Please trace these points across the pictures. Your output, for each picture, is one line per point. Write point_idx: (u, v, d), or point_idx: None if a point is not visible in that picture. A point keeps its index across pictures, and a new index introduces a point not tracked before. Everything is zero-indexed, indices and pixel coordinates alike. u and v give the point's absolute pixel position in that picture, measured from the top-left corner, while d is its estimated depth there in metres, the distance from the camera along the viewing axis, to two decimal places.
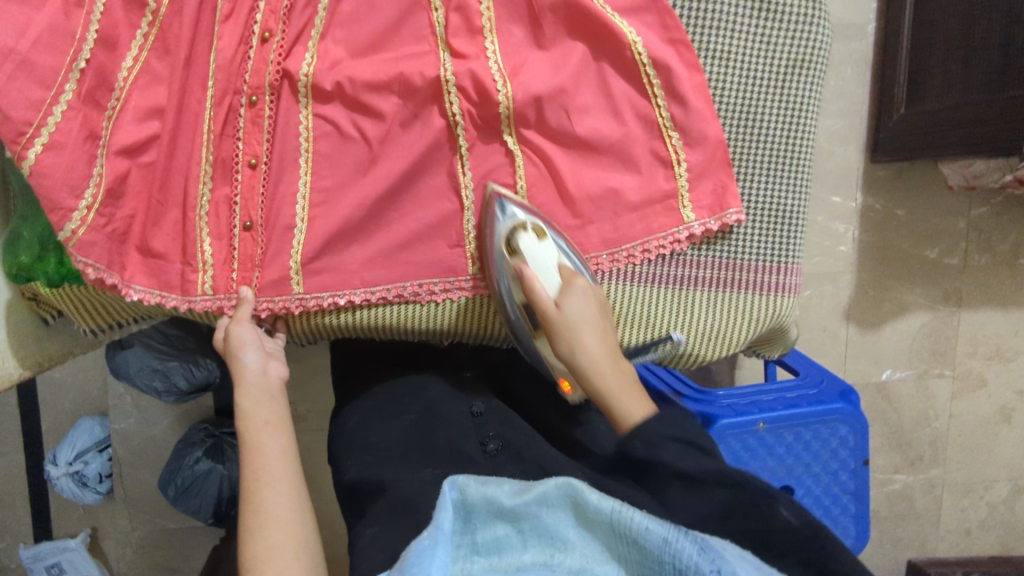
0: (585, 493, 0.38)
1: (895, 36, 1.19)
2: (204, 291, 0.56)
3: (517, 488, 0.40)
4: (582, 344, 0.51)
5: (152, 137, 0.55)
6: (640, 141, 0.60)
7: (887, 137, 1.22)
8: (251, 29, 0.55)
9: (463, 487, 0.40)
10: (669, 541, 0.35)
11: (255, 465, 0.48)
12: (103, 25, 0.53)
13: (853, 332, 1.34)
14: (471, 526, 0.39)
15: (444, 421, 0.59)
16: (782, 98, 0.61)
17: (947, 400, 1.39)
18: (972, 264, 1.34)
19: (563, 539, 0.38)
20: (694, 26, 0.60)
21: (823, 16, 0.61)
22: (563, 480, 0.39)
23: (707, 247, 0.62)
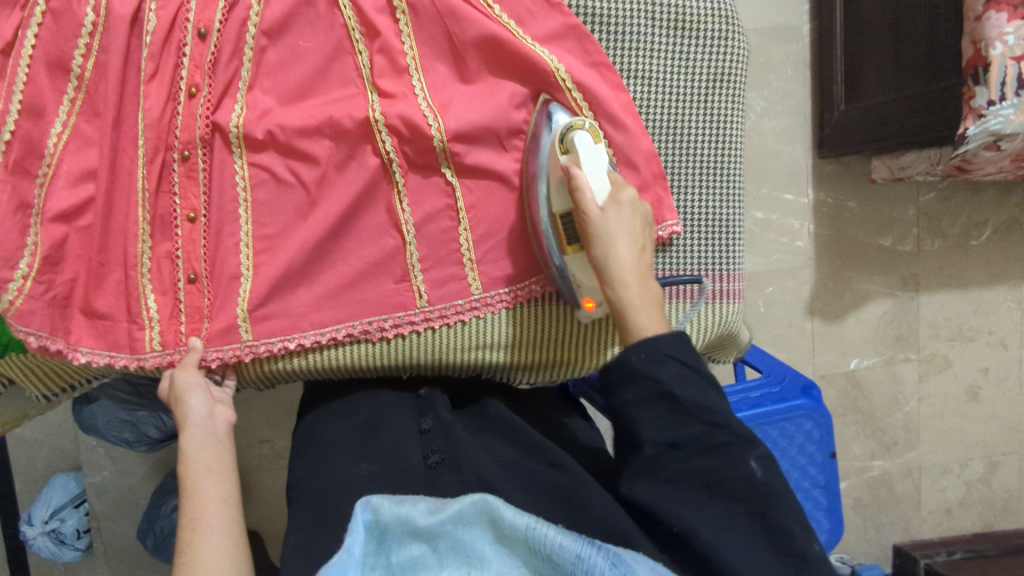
0: (501, 511, 0.42)
1: (829, 36, 1.23)
2: (153, 347, 0.57)
3: (433, 507, 0.43)
4: (617, 256, 0.53)
5: (87, 200, 0.56)
6: None
7: (831, 133, 1.26)
8: (177, 86, 0.56)
9: (377, 507, 0.42)
10: (581, 558, 0.40)
11: (192, 515, 0.50)
12: (27, 94, 0.54)
13: (818, 324, 1.37)
14: (386, 547, 0.42)
15: (388, 433, 0.59)
16: (707, 111, 0.64)
17: (915, 383, 1.42)
18: (925, 249, 1.38)
19: (478, 555, 0.42)
20: (614, 50, 0.62)
21: (737, 31, 0.64)
22: (479, 497, 0.43)
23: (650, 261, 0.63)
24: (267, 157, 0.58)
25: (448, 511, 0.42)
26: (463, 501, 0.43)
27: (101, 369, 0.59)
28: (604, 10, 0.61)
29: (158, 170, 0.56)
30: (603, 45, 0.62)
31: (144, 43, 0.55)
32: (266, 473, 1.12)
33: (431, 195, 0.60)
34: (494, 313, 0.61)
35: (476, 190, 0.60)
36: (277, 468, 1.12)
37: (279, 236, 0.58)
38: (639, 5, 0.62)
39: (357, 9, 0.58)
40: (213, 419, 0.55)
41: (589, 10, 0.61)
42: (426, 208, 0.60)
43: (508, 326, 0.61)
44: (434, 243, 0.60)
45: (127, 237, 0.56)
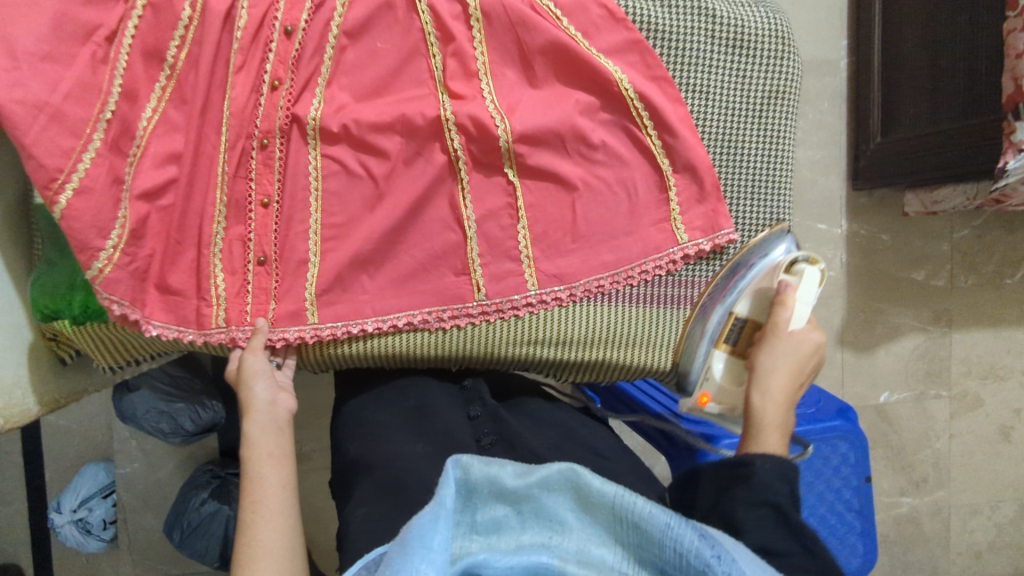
0: (587, 479, 0.42)
1: (867, 70, 1.25)
2: (219, 325, 0.59)
3: (520, 470, 0.43)
4: (775, 380, 0.58)
5: (171, 181, 0.59)
6: (634, 170, 0.63)
7: (867, 165, 1.28)
8: (262, 79, 0.59)
9: (466, 467, 0.43)
10: (671, 527, 0.41)
11: (253, 497, 0.52)
12: (125, 80, 0.57)
13: (848, 354, 1.37)
14: (471, 506, 0.43)
15: (439, 418, 0.61)
16: (761, 126, 0.66)
17: (946, 420, 1.40)
18: (958, 285, 1.37)
19: (561, 521, 0.43)
20: (675, 63, 0.64)
21: (791, 51, 0.66)
22: (566, 465, 0.43)
23: (698, 266, 0.65)
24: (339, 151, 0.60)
25: (538, 477, 0.43)
26: (549, 467, 0.43)
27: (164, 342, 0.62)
28: (666, 26, 0.64)
29: (237, 156, 0.59)
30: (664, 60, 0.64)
31: (234, 37, 0.59)
32: (294, 472, 1.13)
33: (492, 193, 0.62)
34: (547, 310, 0.63)
35: (535, 191, 0.62)
36: (305, 468, 1.13)
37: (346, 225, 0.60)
38: (699, 23, 0.64)
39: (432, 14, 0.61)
40: (274, 406, 0.57)
41: (650, 26, 0.64)
42: (487, 206, 0.62)
43: (560, 325, 0.64)
44: (493, 240, 0.62)
45: (204, 216, 0.59)
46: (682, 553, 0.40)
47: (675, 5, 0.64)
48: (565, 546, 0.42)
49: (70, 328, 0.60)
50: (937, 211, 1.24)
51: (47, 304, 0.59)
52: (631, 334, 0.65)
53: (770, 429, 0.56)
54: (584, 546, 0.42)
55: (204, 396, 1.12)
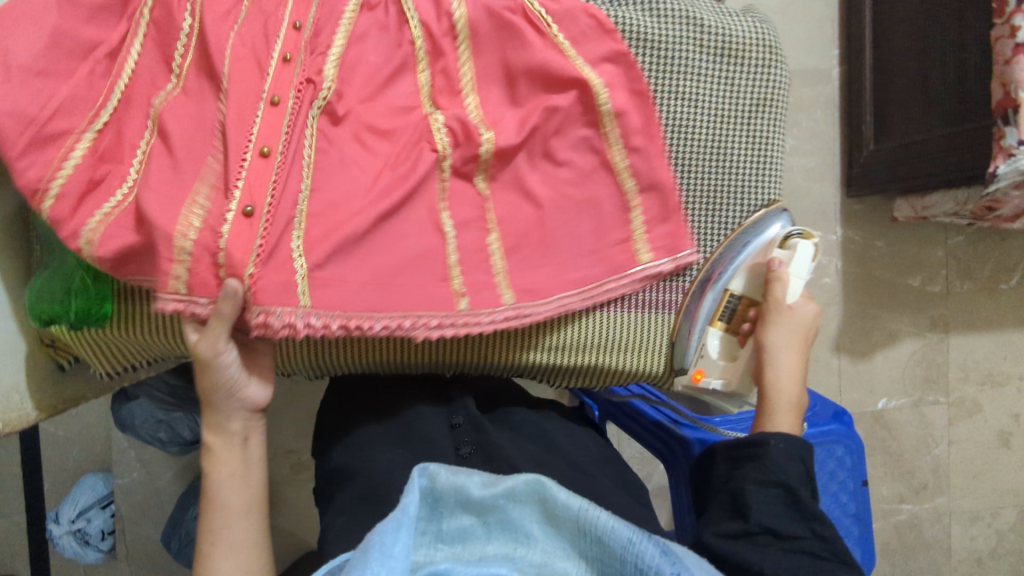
0: (554, 492, 0.43)
1: (858, 79, 1.27)
2: (176, 290, 0.52)
3: (487, 479, 0.44)
4: (784, 358, 0.64)
5: None
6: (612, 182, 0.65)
7: (860, 172, 1.29)
8: None
9: (433, 475, 0.44)
10: (632, 543, 0.41)
11: (213, 503, 0.55)
12: (124, 89, 0.58)
13: (845, 361, 1.37)
14: (437, 515, 0.44)
15: (422, 429, 0.61)
16: (749, 133, 0.67)
17: (944, 426, 1.40)
18: (953, 290, 1.38)
19: (526, 533, 0.43)
20: (664, 71, 0.66)
21: (778, 59, 0.68)
22: (532, 477, 0.43)
23: (681, 271, 0.67)
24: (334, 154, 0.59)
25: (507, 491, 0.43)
26: (516, 478, 0.43)
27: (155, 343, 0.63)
28: (654, 35, 0.65)
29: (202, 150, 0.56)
30: (652, 70, 0.65)
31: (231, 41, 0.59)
32: (292, 481, 1.13)
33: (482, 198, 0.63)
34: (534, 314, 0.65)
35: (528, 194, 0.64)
36: (303, 476, 1.13)
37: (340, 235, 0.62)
38: (686, 32, 0.66)
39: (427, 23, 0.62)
40: (238, 407, 0.57)
41: (639, 35, 0.65)
42: (478, 211, 0.63)
43: (547, 329, 0.65)
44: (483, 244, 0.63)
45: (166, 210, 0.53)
46: (642, 569, 0.41)
47: (662, 15, 0.65)
48: (529, 558, 0.42)
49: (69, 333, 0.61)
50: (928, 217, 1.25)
51: (48, 310, 0.60)
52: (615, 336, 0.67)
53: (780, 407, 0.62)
54: (548, 560, 0.42)
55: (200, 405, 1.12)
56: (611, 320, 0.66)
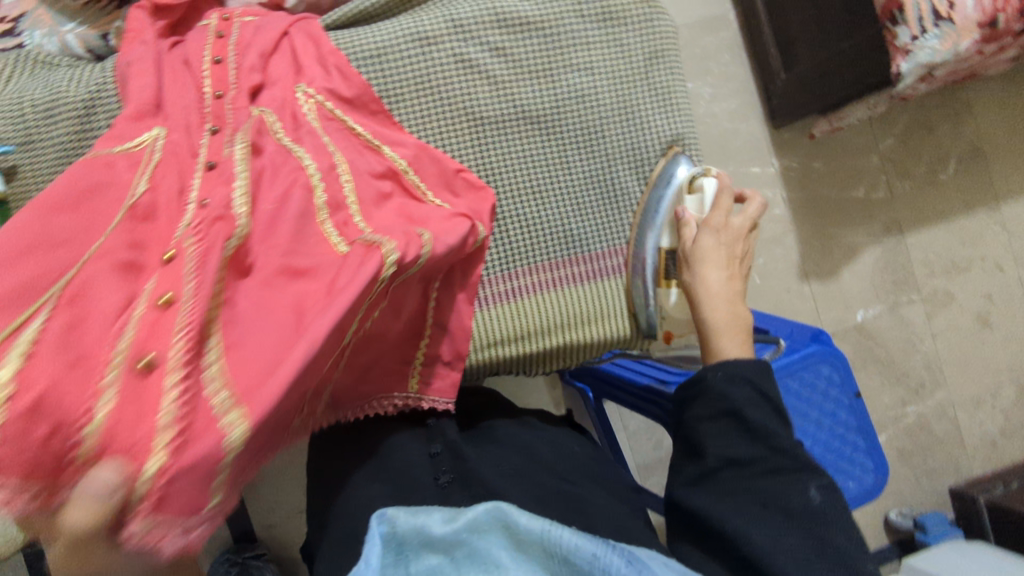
0: (515, 518, 0.43)
1: (754, 16, 1.31)
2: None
3: (448, 516, 0.44)
4: (715, 284, 0.62)
5: None
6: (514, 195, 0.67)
7: (780, 103, 1.33)
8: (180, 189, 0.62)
9: (392, 520, 0.44)
10: (597, 556, 0.42)
11: None
12: None
13: (816, 285, 1.40)
14: (404, 559, 0.43)
15: (399, 463, 0.61)
16: (650, 88, 0.69)
17: (924, 323, 1.43)
18: (897, 193, 1.42)
19: (496, 562, 0.43)
20: (552, 48, 0.67)
21: (661, 11, 0.69)
22: (492, 505, 0.43)
23: (617, 236, 0.69)
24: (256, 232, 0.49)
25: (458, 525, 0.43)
26: (477, 509, 0.44)
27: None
28: (535, 15, 0.66)
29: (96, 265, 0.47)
30: (540, 48, 0.67)
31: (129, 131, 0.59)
32: None
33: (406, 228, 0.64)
34: (483, 311, 0.66)
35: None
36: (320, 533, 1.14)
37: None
38: (565, 4, 0.67)
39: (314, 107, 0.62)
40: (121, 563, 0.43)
41: (520, 18, 0.66)
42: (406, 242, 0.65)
43: (500, 323, 0.67)
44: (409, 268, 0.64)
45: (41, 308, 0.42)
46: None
47: None
48: None
49: None
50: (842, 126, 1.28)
51: None
52: (570, 314, 0.68)
53: (725, 334, 0.60)
54: None
55: None
56: (560, 298, 0.67)
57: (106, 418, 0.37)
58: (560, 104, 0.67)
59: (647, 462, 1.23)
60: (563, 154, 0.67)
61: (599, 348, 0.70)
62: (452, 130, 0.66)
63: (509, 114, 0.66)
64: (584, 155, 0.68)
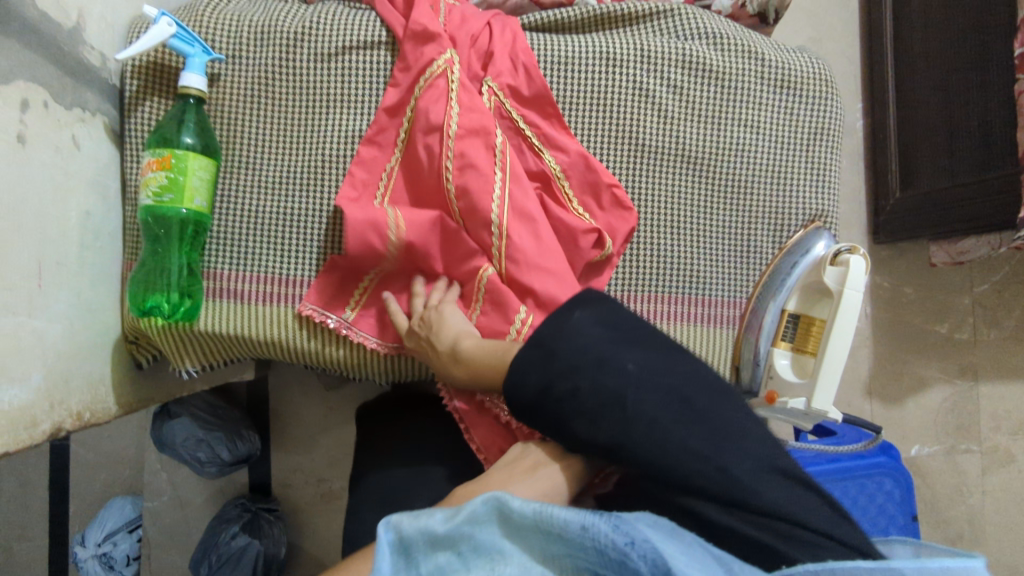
0: (508, 502, 0.42)
1: (882, 132, 1.34)
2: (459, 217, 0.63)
3: (448, 514, 0.43)
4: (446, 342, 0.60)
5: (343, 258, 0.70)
6: (654, 225, 0.69)
7: (887, 219, 1.34)
8: (387, 145, 0.69)
9: (397, 525, 0.43)
10: (587, 528, 0.41)
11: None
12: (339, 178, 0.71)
13: (878, 406, 1.39)
14: (413, 562, 0.43)
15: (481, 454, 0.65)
16: (807, 160, 0.71)
17: (979, 476, 1.39)
18: (982, 338, 1.39)
19: (499, 550, 0.43)
20: (727, 101, 0.70)
21: (835, 93, 0.72)
22: (488, 495, 0.43)
23: (737, 288, 0.70)
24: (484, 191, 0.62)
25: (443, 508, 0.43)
26: (474, 502, 0.43)
27: (252, 342, 0.71)
28: (718, 65, 0.70)
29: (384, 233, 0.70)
30: (715, 97, 0.70)
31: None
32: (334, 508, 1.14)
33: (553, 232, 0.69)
34: None
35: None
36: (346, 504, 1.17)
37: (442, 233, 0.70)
38: (750, 63, 0.70)
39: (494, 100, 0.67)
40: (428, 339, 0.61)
41: (706, 65, 0.69)
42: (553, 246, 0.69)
43: None
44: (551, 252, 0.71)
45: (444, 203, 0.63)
46: (602, 549, 0.40)
47: (725, 48, 0.70)
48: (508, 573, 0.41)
49: (161, 327, 0.67)
50: (963, 261, 1.29)
51: (157, 290, 0.66)
52: None
53: None
54: (525, 569, 0.42)
55: (241, 427, 1.12)
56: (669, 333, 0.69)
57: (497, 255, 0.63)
58: (720, 153, 0.70)
59: None
60: (709, 200, 0.70)
61: None
62: (615, 150, 0.69)
63: (670, 150, 0.70)
64: (730, 205, 0.70)
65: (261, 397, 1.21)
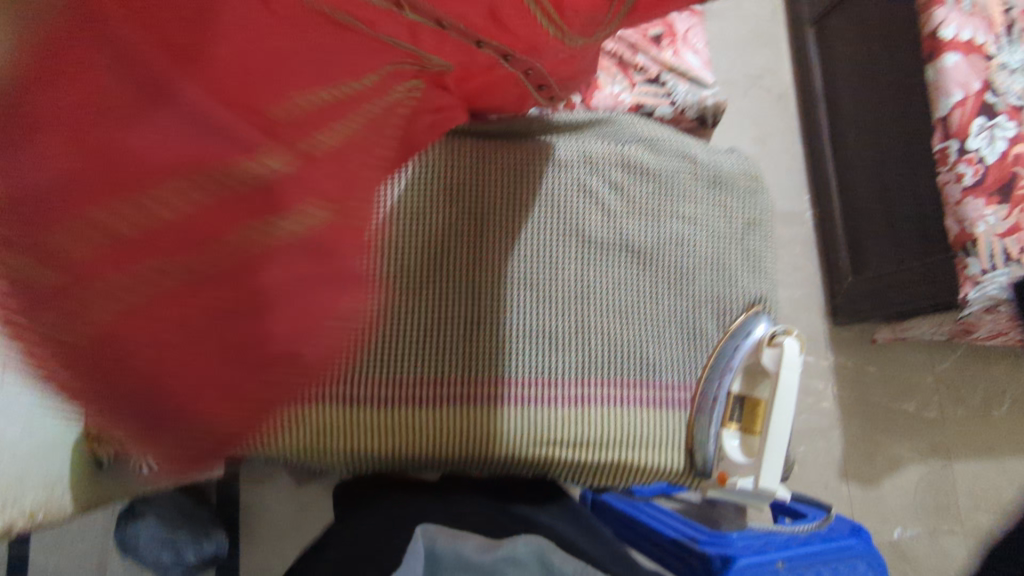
0: (550, 555, 0.58)
1: (830, 221, 1.43)
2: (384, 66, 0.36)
3: (483, 545, 0.59)
4: None
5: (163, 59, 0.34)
6: (601, 311, 0.73)
7: (843, 302, 1.40)
8: None
9: (435, 535, 0.59)
10: None
11: None
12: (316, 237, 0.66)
13: (855, 487, 1.38)
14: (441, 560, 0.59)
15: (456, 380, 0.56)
16: (741, 250, 0.77)
17: (964, 559, 1.36)
18: (949, 416, 1.42)
19: None
20: (664, 196, 0.76)
21: (762, 191, 0.79)
22: (531, 542, 0.59)
23: (682, 370, 0.73)
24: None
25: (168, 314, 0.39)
26: (517, 543, 0.59)
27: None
28: (654, 166, 0.76)
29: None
30: (652, 194, 0.76)
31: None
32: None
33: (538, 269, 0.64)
34: (545, 408, 0.71)
35: (541, 333, 0.72)
36: None
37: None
38: (683, 164, 0.77)
39: (447, 170, 0.72)
40: None
41: (642, 166, 0.76)
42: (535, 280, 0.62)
43: (561, 423, 0.71)
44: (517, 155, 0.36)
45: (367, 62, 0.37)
46: None
47: (660, 151, 0.77)
48: None
49: (123, 423, 0.69)
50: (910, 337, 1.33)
51: None
52: (623, 432, 0.71)
53: None
54: None
55: (209, 526, 1.10)
56: (617, 416, 0.71)
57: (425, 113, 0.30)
58: (661, 245, 0.75)
59: None
60: (651, 286, 0.74)
61: (641, 472, 0.72)
62: (561, 242, 0.74)
63: (615, 242, 0.75)
64: (670, 291, 0.74)
65: (229, 494, 1.17)
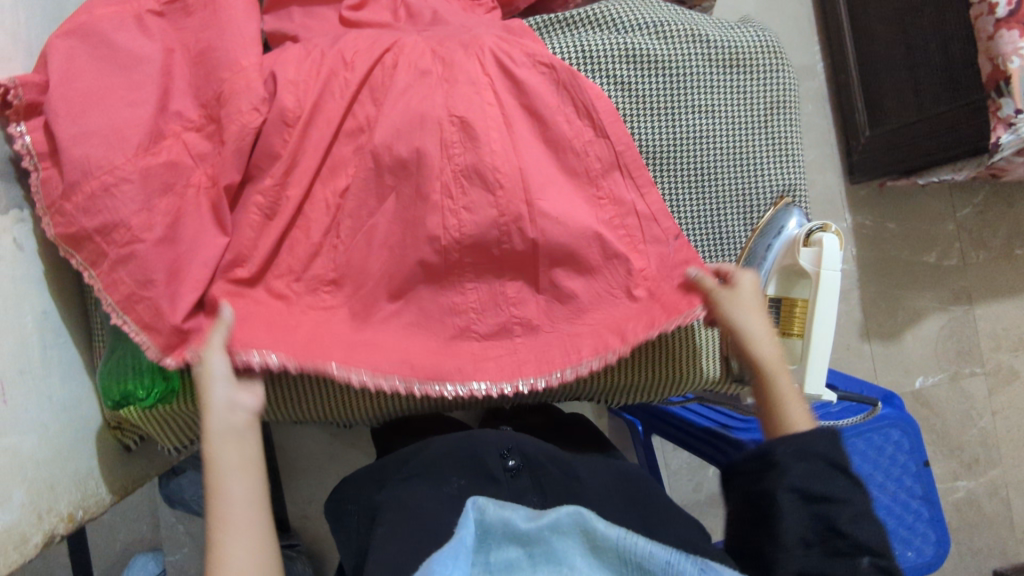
0: (595, 524, 0.52)
1: (843, 73, 1.31)
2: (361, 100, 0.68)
3: (531, 515, 0.53)
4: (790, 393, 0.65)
5: (348, 268, 0.69)
6: (611, 235, 0.69)
7: (859, 159, 1.33)
8: (334, 182, 0.69)
9: (483, 507, 0.53)
10: (671, 563, 0.51)
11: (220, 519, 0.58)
12: (369, 52, 0.71)
13: (876, 345, 1.39)
14: (485, 545, 0.53)
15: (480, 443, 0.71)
16: (767, 136, 0.74)
17: (986, 397, 1.40)
18: (971, 262, 1.39)
19: (569, 561, 0.52)
20: (684, 87, 0.72)
21: (783, 65, 0.75)
22: (574, 510, 0.53)
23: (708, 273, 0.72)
24: (478, 238, 0.68)
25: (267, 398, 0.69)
26: (560, 512, 0.53)
27: None
28: (667, 55, 0.72)
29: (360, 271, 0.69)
30: (666, 86, 0.72)
31: (307, 147, 0.68)
32: None
33: (554, 90, 0.70)
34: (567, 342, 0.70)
35: (562, 262, 0.69)
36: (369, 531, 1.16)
37: (421, 259, 0.68)
38: (697, 49, 0.73)
39: (440, 104, 0.68)
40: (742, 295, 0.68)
41: (651, 56, 0.71)
42: (543, 98, 0.69)
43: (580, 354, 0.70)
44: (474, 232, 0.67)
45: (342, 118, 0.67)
46: None
47: (668, 35, 0.73)
48: None
49: (136, 410, 0.71)
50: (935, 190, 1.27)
51: (124, 385, 0.69)
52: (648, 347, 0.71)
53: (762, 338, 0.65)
54: None
55: None
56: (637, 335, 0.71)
57: (422, 146, 0.67)
58: (678, 142, 0.72)
59: (684, 502, 1.34)
60: (674, 187, 0.73)
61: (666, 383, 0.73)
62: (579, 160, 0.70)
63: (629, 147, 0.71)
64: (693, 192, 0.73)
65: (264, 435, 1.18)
